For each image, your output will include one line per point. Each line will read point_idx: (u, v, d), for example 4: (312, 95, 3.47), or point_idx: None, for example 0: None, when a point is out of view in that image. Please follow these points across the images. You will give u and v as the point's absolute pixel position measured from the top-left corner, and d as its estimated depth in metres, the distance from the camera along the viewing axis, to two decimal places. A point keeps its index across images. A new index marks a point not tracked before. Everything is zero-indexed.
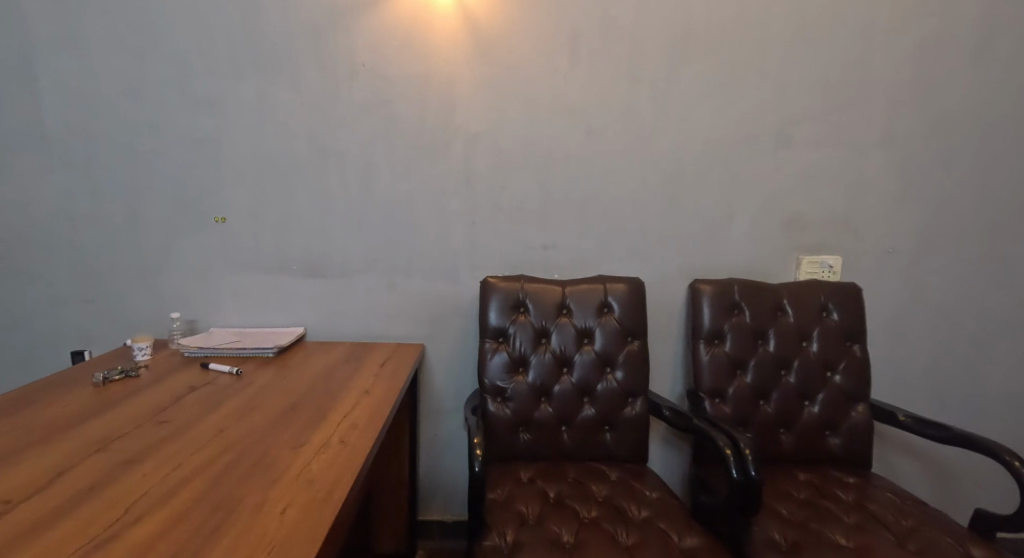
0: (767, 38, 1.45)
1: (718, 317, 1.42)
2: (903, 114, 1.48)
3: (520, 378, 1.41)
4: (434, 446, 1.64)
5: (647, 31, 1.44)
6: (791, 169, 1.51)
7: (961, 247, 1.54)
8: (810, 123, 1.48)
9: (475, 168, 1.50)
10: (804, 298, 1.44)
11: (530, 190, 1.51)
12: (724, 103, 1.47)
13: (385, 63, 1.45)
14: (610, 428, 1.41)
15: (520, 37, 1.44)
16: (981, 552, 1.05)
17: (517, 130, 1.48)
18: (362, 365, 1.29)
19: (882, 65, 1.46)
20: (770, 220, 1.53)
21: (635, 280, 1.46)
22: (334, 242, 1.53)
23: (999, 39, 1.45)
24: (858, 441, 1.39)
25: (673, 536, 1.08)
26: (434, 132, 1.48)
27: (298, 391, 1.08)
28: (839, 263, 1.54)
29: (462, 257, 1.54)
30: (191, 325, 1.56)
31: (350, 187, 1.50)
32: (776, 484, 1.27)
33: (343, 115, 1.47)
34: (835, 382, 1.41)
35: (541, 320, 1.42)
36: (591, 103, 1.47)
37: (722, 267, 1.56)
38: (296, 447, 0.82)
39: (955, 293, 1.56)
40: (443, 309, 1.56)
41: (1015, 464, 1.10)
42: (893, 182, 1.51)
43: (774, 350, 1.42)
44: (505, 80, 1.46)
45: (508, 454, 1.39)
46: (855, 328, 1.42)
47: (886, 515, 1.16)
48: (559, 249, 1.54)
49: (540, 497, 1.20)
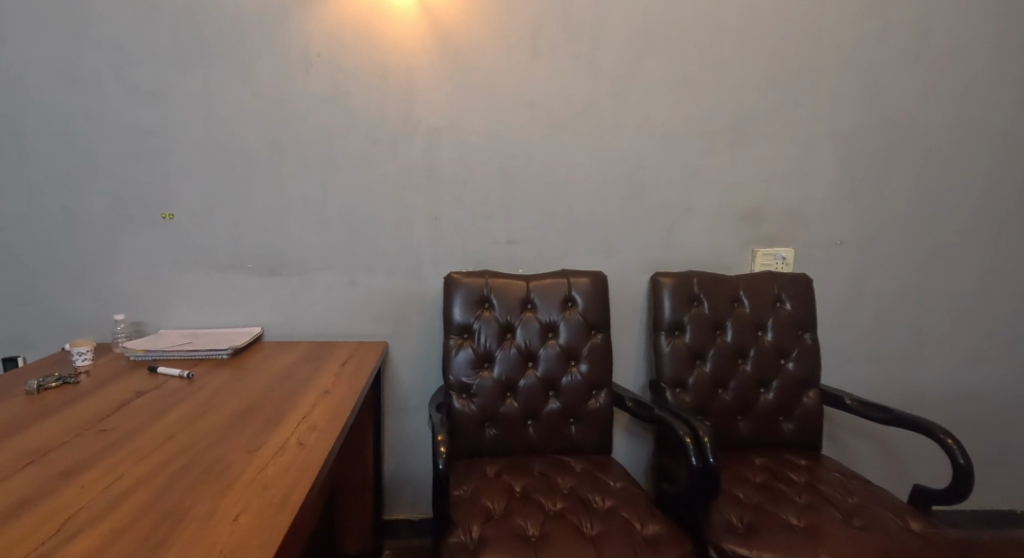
0: (722, 35, 1.48)
1: (678, 308, 1.45)
2: (848, 110, 1.54)
3: (485, 373, 1.40)
4: (399, 445, 1.62)
5: (606, 26, 1.45)
6: (746, 164, 1.55)
7: (901, 238, 1.62)
8: (762, 119, 1.53)
9: (437, 163, 1.48)
10: (759, 289, 1.49)
11: (493, 184, 1.50)
12: (682, 97, 1.50)
13: (342, 54, 1.41)
14: (575, 421, 1.43)
15: (480, 30, 1.43)
16: (920, 525, 1.11)
17: (479, 125, 1.47)
18: (322, 365, 1.26)
19: (828, 63, 1.52)
20: (726, 214, 1.58)
21: (598, 273, 1.47)
22: (292, 239, 1.48)
23: (936, 41, 1.53)
24: (809, 425, 1.45)
25: (636, 525, 1.10)
26: (394, 126, 1.45)
27: (254, 393, 1.05)
28: (791, 255, 1.60)
29: (426, 253, 1.52)
30: (138, 328, 1.48)
31: (306, 182, 1.45)
32: (734, 469, 1.32)
33: (299, 107, 1.42)
34: (788, 369, 1.47)
35: (505, 315, 1.42)
36: (553, 97, 1.48)
37: (682, 260, 1.59)
38: (251, 451, 0.79)
39: (897, 283, 1.64)
40: (406, 307, 1.54)
41: (947, 441, 1.17)
42: (841, 177, 1.58)
43: (732, 340, 1.46)
44: (467, 74, 1.44)
45: (475, 449, 1.38)
46: (806, 317, 1.48)
47: (835, 494, 1.21)
48: (524, 244, 1.55)
49: (506, 491, 1.20)
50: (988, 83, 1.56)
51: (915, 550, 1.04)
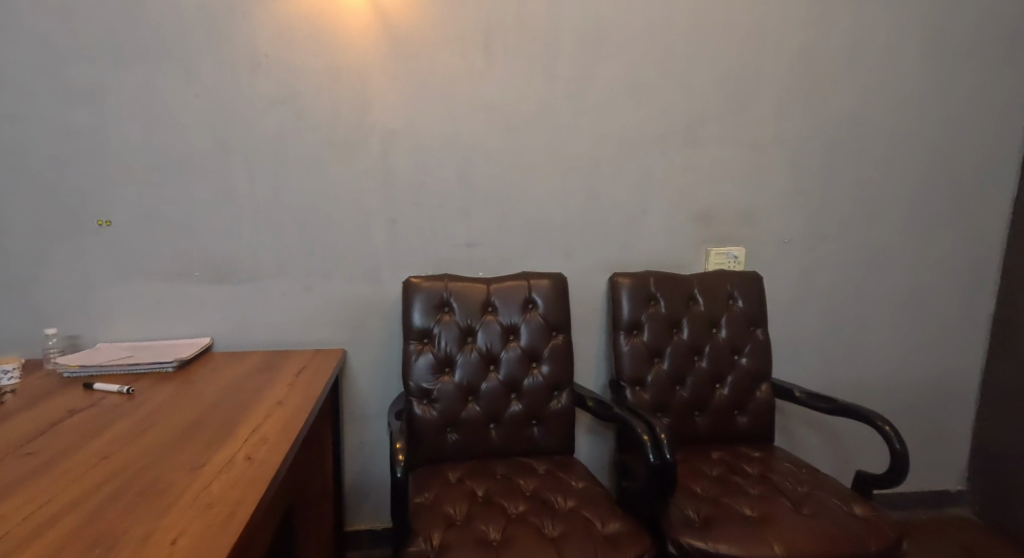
0: (673, 40, 1.52)
1: (636, 308, 1.48)
2: (792, 114, 1.61)
3: (446, 378, 1.39)
4: (359, 453, 1.59)
5: (561, 29, 1.47)
6: (698, 166, 1.60)
7: (843, 236, 1.70)
8: (712, 122, 1.58)
9: (393, 166, 1.46)
10: (713, 287, 1.54)
11: (451, 187, 1.49)
12: (636, 100, 1.54)
13: (291, 53, 1.37)
14: (537, 422, 1.43)
15: (434, 31, 1.42)
16: (863, 509, 1.17)
17: (436, 127, 1.46)
18: (275, 376, 1.22)
19: (773, 68, 1.58)
20: (681, 215, 1.62)
21: (558, 275, 1.48)
22: (243, 245, 1.43)
23: (870, 48, 1.61)
24: (762, 418, 1.50)
25: (597, 523, 1.11)
26: (348, 128, 1.42)
27: (201, 407, 1.01)
28: (742, 254, 1.66)
29: (384, 257, 1.50)
30: (72, 342, 1.40)
31: (256, 186, 1.41)
32: (692, 464, 1.35)
33: (246, 108, 1.37)
34: (742, 364, 1.52)
35: (466, 319, 1.41)
36: (509, 100, 1.48)
37: (639, 260, 1.62)
38: (195, 468, 0.76)
39: (840, 279, 1.72)
40: (364, 312, 1.51)
41: (886, 428, 1.23)
42: (787, 178, 1.64)
43: (688, 337, 1.50)
44: (422, 75, 1.43)
45: (437, 455, 1.37)
46: (757, 313, 1.54)
47: (786, 484, 1.26)
48: (483, 246, 1.54)
49: (468, 496, 1.19)
50: (919, 89, 1.66)
51: (859, 534, 1.09)
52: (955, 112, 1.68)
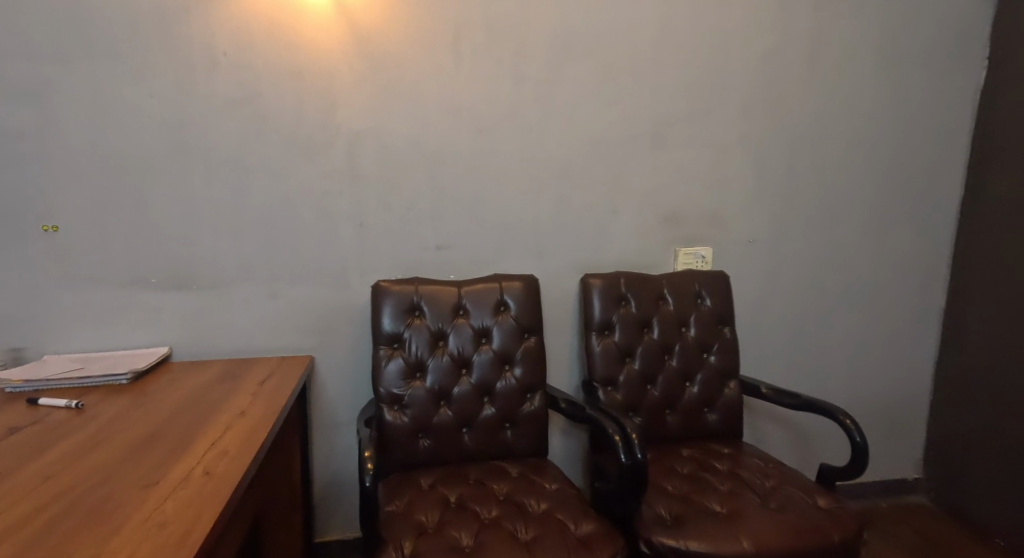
0: (639, 43, 1.54)
1: (606, 309, 1.49)
2: (756, 116, 1.65)
3: (417, 383, 1.37)
4: (329, 462, 1.55)
5: (528, 31, 1.47)
6: (666, 168, 1.62)
7: (805, 235, 1.75)
8: (679, 124, 1.61)
9: (360, 168, 1.43)
10: (682, 287, 1.56)
11: (420, 189, 1.48)
12: (604, 103, 1.55)
13: (251, 51, 1.33)
14: (510, 426, 1.42)
15: (401, 31, 1.40)
16: (826, 501, 1.20)
17: (403, 128, 1.44)
18: (238, 385, 1.17)
19: (736, 71, 1.61)
20: (649, 216, 1.64)
21: (530, 277, 1.48)
22: (203, 250, 1.38)
23: (828, 53, 1.66)
24: (731, 415, 1.53)
25: (570, 525, 1.11)
26: (313, 129, 1.39)
27: (157, 420, 0.96)
28: (710, 253, 1.69)
29: (352, 261, 1.47)
30: (16, 354, 1.32)
31: (216, 189, 1.36)
32: (663, 463, 1.36)
33: (204, 108, 1.32)
34: (710, 362, 1.54)
35: (436, 323, 1.40)
36: (479, 101, 1.47)
37: (609, 261, 1.64)
38: (148, 486, 0.72)
39: (803, 276, 1.77)
40: (332, 318, 1.48)
41: (847, 421, 1.27)
42: (751, 179, 1.68)
43: (658, 337, 1.52)
44: (388, 75, 1.41)
45: (408, 462, 1.35)
46: (725, 312, 1.56)
47: (753, 479, 1.29)
48: (454, 249, 1.53)
49: (440, 502, 1.17)
50: (873, 93, 1.72)
51: (823, 525, 1.12)
52: (907, 115, 1.75)
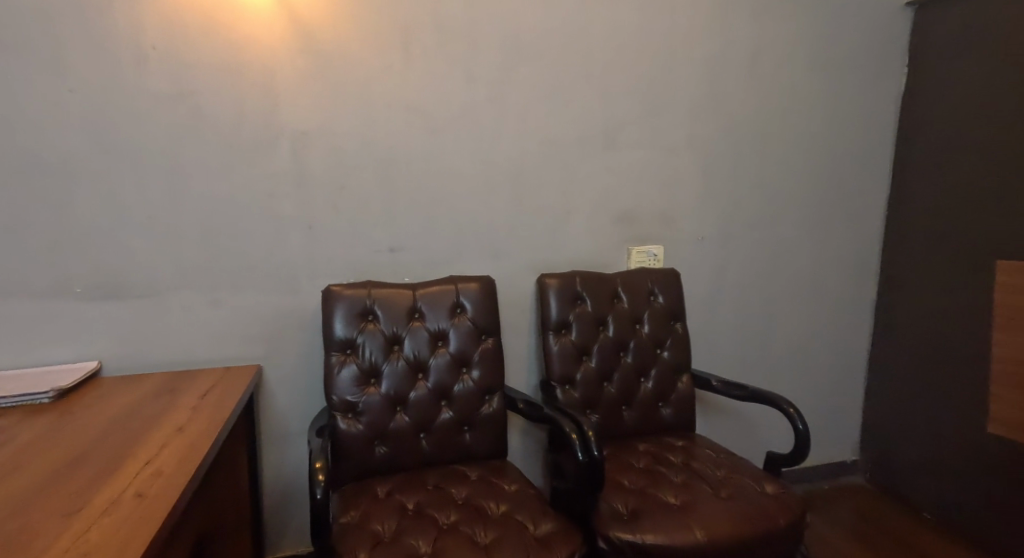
0: (589, 46, 1.56)
1: (563, 308, 1.50)
2: (702, 118, 1.70)
3: (372, 389, 1.34)
4: (280, 475, 1.49)
5: (479, 31, 1.46)
6: (617, 168, 1.65)
7: (750, 232, 1.82)
8: (629, 125, 1.64)
9: (307, 168, 1.38)
10: (635, 285, 1.59)
11: (371, 190, 1.44)
12: (556, 104, 1.56)
13: (185, 46, 1.26)
14: (469, 428, 1.41)
15: (348, 29, 1.36)
16: (773, 487, 1.25)
17: (352, 129, 1.40)
18: (177, 399, 1.11)
19: (682, 74, 1.66)
20: (602, 215, 1.66)
21: (486, 278, 1.47)
22: (138, 255, 1.30)
23: (767, 58, 1.74)
24: (684, 408, 1.57)
25: (529, 526, 1.11)
26: (255, 128, 1.33)
27: (82, 441, 0.89)
28: (661, 252, 1.73)
29: (301, 265, 1.42)
30: None
31: (150, 191, 1.28)
32: (620, 458, 1.39)
33: (135, 104, 1.24)
34: (664, 357, 1.58)
35: (391, 327, 1.37)
36: (430, 101, 1.45)
37: (565, 261, 1.65)
38: (69, 514, 0.66)
39: (748, 272, 1.85)
40: (281, 325, 1.42)
41: (790, 410, 1.33)
42: (699, 179, 1.74)
43: (613, 334, 1.54)
44: (336, 74, 1.37)
45: (364, 471, 1.31)
46: (677, 308, 1.61)
47: (706, 469, 1.33)
48: (408, 252, 1.50)
49: (397, 510, 1.15)
50: (809, 97, 1.81)
51: (771, 511, 1.16)
52: (840, 118, 1.86)
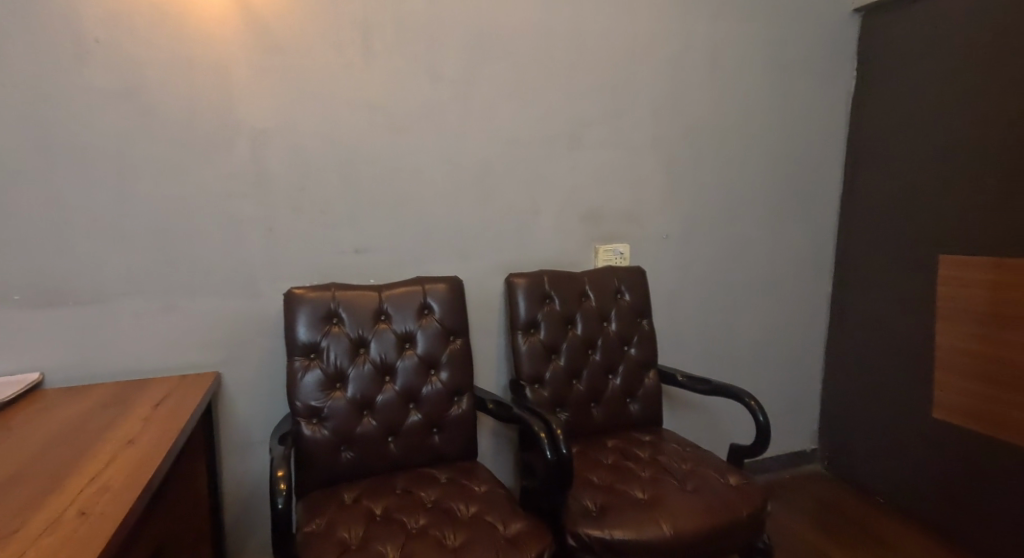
0: (553, 46, 1.57)
1: (531, 307, 1.50)
2: (664, 117, 1.73)
3: (338, 394, 1.31)
4: (243, 485, 1.44)
5: (442, 29, 1.45)
6: (583, 167, 1.66)
7: (712, 230, 1.87)
8: (593, 125, 1.65)
9: (266, 167, 1.34)
10: (603, 283, 1.61)
11: (334, 190, 1.41)
12: (522, 103, 1.56)
13: (131, 40, 1.20)
14: (438, 431, 1.39)
15: (306, 25, 1.33)
16: (736, 479, 1.28)
17: (313, 127, 1.37)
18: (128, 410, 1.06)
19: (645, 75, 1.69)
20: (569, 214, 1.67)
21: (453, 278, 1.46)
22: (83, 260, 1.23)
23: (726, 60, 1.78)
24: (651, 403, 1.60)
25: (499, 526, 1.10)
26: (210, 126, 1.28)
27: (20, 458, 0.84)
28: (627, 250, 1.75)
29: (261, 268, 1.37)
30: None
31: (95, 192, 1.22)
32: (590, 456, 1.40)
33: (77, 100, 1.18)
34: (631, 354, 1.60)
35: (357, 330, 1.34)
36: (393, 100, 1.43)
37: (533, 260, 1.65)
38: (4, 537, 0.62)
39: (711, 268, 1.89)
40: (241, 329, 1.38)
41: (751, 403, 1.36)
42: (663, 178, 1.77)
43: (581, 332, 1.55)
44: (294, 72, 1.33)
45: (330, 477, 1.28)
46: (643, 306, 1.63)
47: (672, 463, 1.35)
48: (374, 253, 1.48)
49: (365, 516, 1.13)
50: (766, 98, 1.86)
51: (734, 502, 1.19)
52: (796, 119, 1.92)
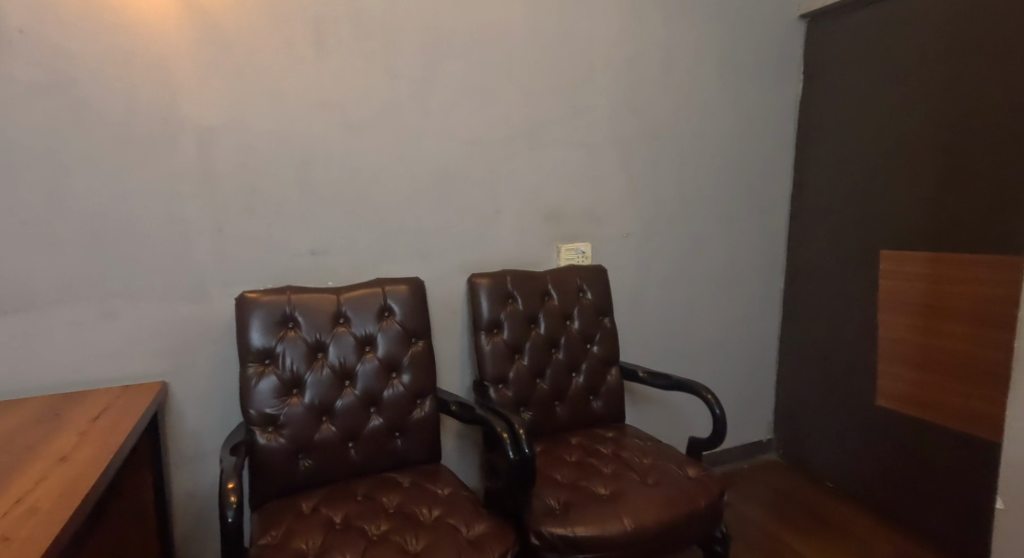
0: (511, 46, 1.57)
1: (493, 307, 1.50)
2: (622, 118, 1.76)
3: (294, 400, 1.27)
4: (194, 498, 1.38)
5: (398, 27, 1.42)
6: (544, 167, 1.67)
7: (671, 228, 1.91)
8: (553, 125, 1.66)
9: (214, 167, 1.29)
10: (565, 282, 1.62)
11: (288, 190, 1.37)
12: (481, 103, 1.55)
13: (61, 31, 1.12)
14: (400, 434, 1.37)
15: (255, 20, 1.28)
16: (695, 471, 1.32)
17: (264, 126, 1.32)
18: (62, 426, 0.99)
19: (603, 76, 1.71)
20: (531, 214, 1.67)
21: (414, 280, 1.44)
22: (11, 266, 1.15)
23: (680, 62, 1.82)
24: (614, 400, 1.62)
25: (462, 529, 1.09)
26: (151, 124, 1.22)
27: None
28: (589, 249, 1.77)
29: (210, 272, 1.32)
30: None
31: (23, 193, 1.13)
32: (553, 454, 1.40)
33: None
34: (594, 352, 1.62)
35: (314, 334, 1.30)
36: (349, 99, 1.40)
37: (495, 260, 1.65)
38: None
39: (670, 266, 1.93)
40: (189, 337, 1.32)
41: (708, 396, 1.40)
42: (622, 177, 1.79)
43: (544, 331, 1.56)
44: (243, 68, 1.28)
45: (288, 486, 1.24)
46: (605, 303, 1.65)
47: (634, 458, 1.37)
48: (331, 254, 1.44)
49: (323, 525, 1.09)
50: (719, 100, 1.92)
51: (693, 493, 1.22)
52: (748, 120, 1.98)
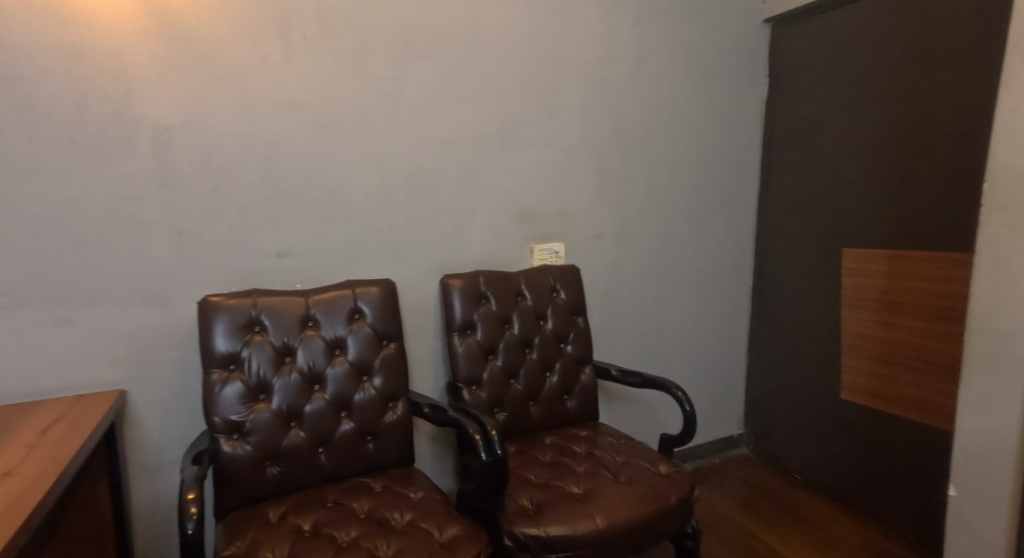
0: (482, 46, 1.57)
1: (466, 308, 1.49)
2: (594, 118, 1.77)
3: (261, 406, 1.24)
4: (156, 509, 1.33)
5: (366, 26, 1.40)
6: (515, 167, 1.67)
7: (642, 227, 1.93)
8: (525, 125, 1.66)
9: (173, 167, 1.24)
10: (538, 282, 1.62)
11: (252, 191, 1.33)
12: (452, 103, 1.54)
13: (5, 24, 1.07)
14: (372, 438, 1.35)
15: (217, 16, 1.25)
16: (666, 467, 1.33)
17: (227, 125, 1.28)
18: (9, 439, 0.94)
19: (574, 77, 1.72)
20: (503, 214, 1.67)
21: (385, 281, 1.42)
22: None
23: (650, 64, 1.85)
24: (588, 399, 1.63)
25: (434, 532, 1.08)
26: (105, 122, 1.17)
27: None
28: (562, 249, 1.78)
29: (171, 275, 1.27)
30: None
31: None
32: (527, 454, 1.40)
33: None
34: (568, 351, 1.62)
35: (281, 338, 1.27)
36: (316, 98, 1.37)
37: (468, 260, 1.64)
38: None
39: (642, 265, 1.95)
40: (149, 343, 1.27)
41: (679, 394, 1.41)
42: (594, 177, 1.80)
43: (518, 331, 1.55)
44: (204, 66, 1.25)
45: (254, 495, 1.21)
46: (578, 303, 1.66)
47: (607, 456, 1.38)
48: (299, 256, 1.41)
49: (290, 533, 1.06)
50: (689, 101, 1.95)
51: (664, 490, 1.23)
52: (717, 121, 2.02)
